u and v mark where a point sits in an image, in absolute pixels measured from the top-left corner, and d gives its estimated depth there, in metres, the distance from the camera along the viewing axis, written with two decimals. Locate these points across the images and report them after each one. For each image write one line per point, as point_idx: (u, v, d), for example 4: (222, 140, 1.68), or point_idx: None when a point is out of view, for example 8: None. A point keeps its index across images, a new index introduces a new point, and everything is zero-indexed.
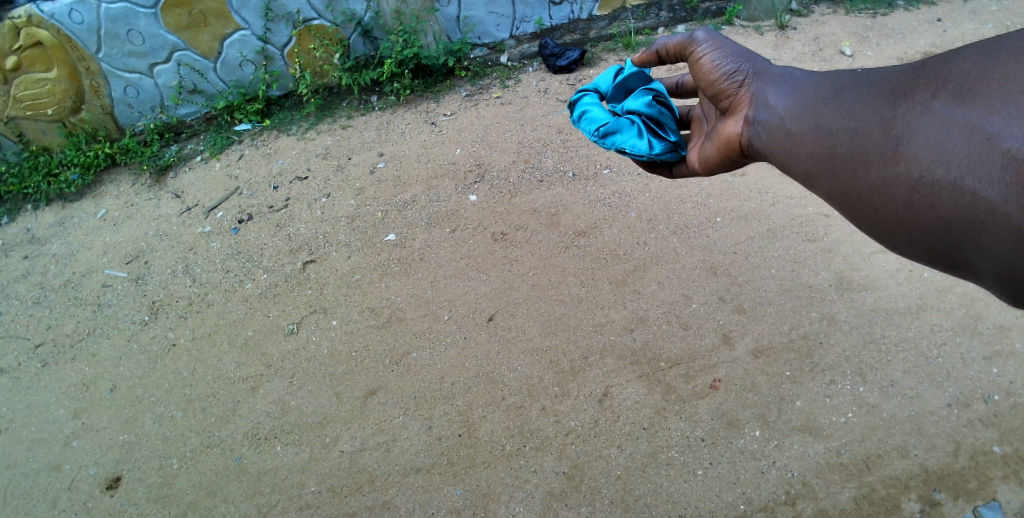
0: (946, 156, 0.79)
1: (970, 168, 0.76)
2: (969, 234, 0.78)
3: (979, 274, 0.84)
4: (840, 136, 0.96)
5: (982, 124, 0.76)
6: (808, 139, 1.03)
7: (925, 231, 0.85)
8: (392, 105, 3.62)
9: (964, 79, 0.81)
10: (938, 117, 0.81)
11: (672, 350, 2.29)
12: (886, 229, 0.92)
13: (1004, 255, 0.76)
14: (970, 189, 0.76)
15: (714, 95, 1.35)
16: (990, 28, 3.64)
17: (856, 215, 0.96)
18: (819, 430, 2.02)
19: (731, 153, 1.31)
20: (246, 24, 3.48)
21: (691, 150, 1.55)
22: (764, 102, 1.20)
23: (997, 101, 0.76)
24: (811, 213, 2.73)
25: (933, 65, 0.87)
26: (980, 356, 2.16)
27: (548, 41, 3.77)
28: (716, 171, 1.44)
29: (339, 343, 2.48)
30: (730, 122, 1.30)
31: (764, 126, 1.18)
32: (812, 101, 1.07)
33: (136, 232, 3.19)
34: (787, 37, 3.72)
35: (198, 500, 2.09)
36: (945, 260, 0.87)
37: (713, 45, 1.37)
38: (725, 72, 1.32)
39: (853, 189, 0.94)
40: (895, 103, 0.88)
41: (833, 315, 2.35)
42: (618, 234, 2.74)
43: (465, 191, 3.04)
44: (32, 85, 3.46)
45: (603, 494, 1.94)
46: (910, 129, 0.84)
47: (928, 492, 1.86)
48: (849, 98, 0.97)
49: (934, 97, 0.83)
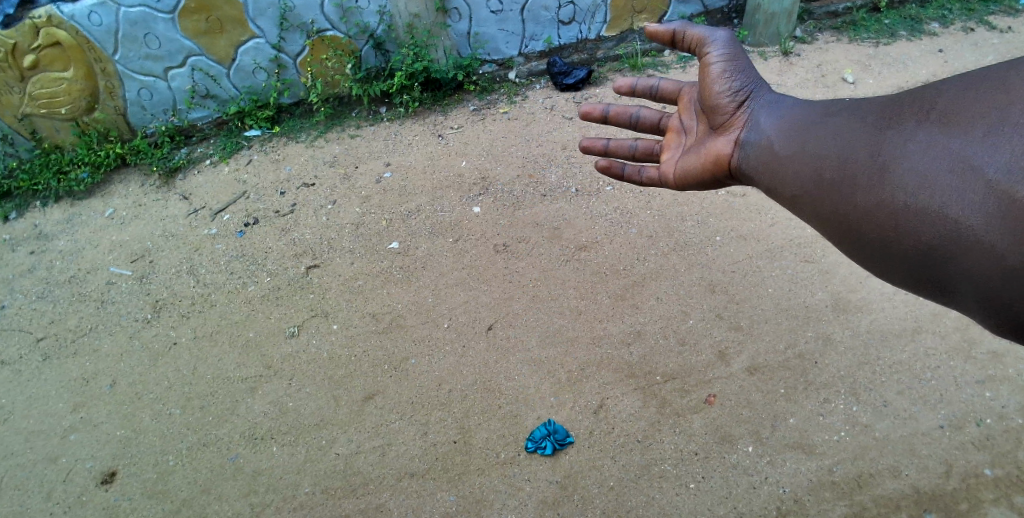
0: (929, 182, 0.85)
1: (953, 195, 0.82)
2: (951, 261, 0.83)
3: (961, 304, 0.88)
4: (827, 159, 1.03)
5: (965, 152, 0.82)
6: (796, 162, 1.12)
7: (907, 256, 0.89)
8: (401, 117, 3.68)
9: (948, 109, 0.88)
10: (921, 144, 0.88)
11: (668, 365, 2.32)
12: (867, 252, 0.96)
13: (987, 284, 0.80)
14: (952, 215, 0.82)
15: (712, 107, 1.41)
16: (991, 61, 3.72)
17: (838, 238, 1.02)
18: (812, 448, 2.04)
19: (717, 171, 1.37)
20: (261, 32, 3.57)
21: (663, 160, 1.56)
22: (756, 125, 1.30)
23: (979, 130, 0.83)
24: (810, 235, 2.76)
25: (919, 96, 0.95)
26: (974, 380, 2.19)
27: (557, 59, 3.85)
28: (688, 186, 1.48)
29: (339, 346, 2.51)
30: (723, 141, 1.37)
31: (754, 147, 1.27)
32: (804, 128, 1.15)
33: (143, 231, 3.23)
34: (791, 63, 3.80)
35: (192, 497, 2.10)
36: (929, 288, 0.90)
37: (727, 54, 1.41)
38: (729, 88, 1.38)
39: (836, 211, 1.00)
40: (882, 131, 0.96)
41: (829, 335, 2.38)
42: (619, 249, 2.78)
43: (470, 202, 3.09)
44: (47, 83, 3.53)
45: (595, 504, 1.95)
46: (895, 155, 0.91)
47: (919, 513, 1.87)
48: (837, 125, 1.05)
49: (919, 125, 0.90)
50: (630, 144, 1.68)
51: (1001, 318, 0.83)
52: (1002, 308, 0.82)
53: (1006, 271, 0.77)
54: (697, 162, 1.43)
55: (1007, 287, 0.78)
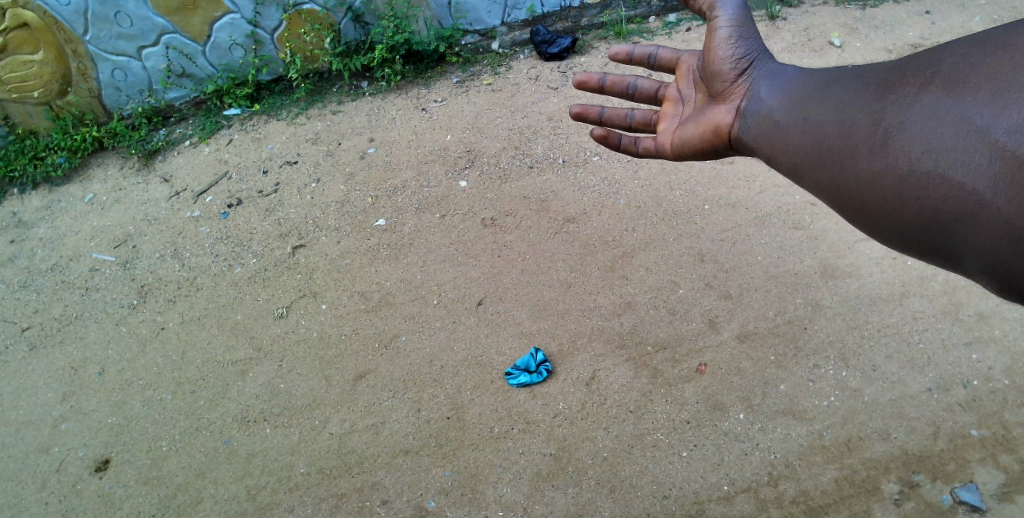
0: (933, 148, 0.83)
1: (958, 160, 0.80)
2: (957, 227, 0.82)
3: (968, 270, 0.87)
4: (830, 129, 1.02)
5: (969, 116, 0.80)
6: (799, 133, 1.10)
7: (913, 223, 0.88)
8: (383, 91, 3.60)
9: (954, 72, 0.86)
10: (925, 108, 0.86)
11: (658, 335, 2.32)
12: (872, 222, 0.96)
13: (993, 250, 0.79)
14: (958, 180, 0.80)
15: (713, 74, 1.36)
16: (978, 21, 3.67)
17: (842, 208, 1.01)
18: (803, 413, 2.06)
19: (717, 142, 1.35)
20: (235, 7, 3.46)
21: (661, 131, 1.52)
22: (755, 95, 1.27)
23: (985, 93, 0.80)
24: (798, 201, 2.75)
25: (922, 61, 0.92)
26: (961, 342, 2.20)
27: (540, 27, 3.74)
28: (687, 157, 1.44)
29: (329, 326, 2.49)
30: (724, 110, 1.33)
31: (754, 118, 1.24)
32: (804, 97, 1.13)
33: (125, 216, 3.16)
34: (777, 28, 3.73)
35: (188, 482, 2.09)
36: (935, 255, 0.89)
37: (735, 20, 1.35)
38: (732, 54, 1.33)
39: (841, 181, 0.99)
40: (885, 97, 0.94)
41: (818, 301, 2.38)
42: (608, 221, 2.75)
43: (456, 177, 3.04)
44: (18, 66, 3.43)
45: (590, 475, 1.96)
46: (899, 122, 0.89)
47: (908, 474, 1.89)
48: (839, 94, 1.03)
49: (923, 89, 0.88)
50: (626, 114, 1.64)
51: (1009, 283, 0.82)
52: (1007, 272, 0.80)
53: (1011, 234, 0.76)
54: (697, 132, 1.40)
55: (1013, 251, 0.77)
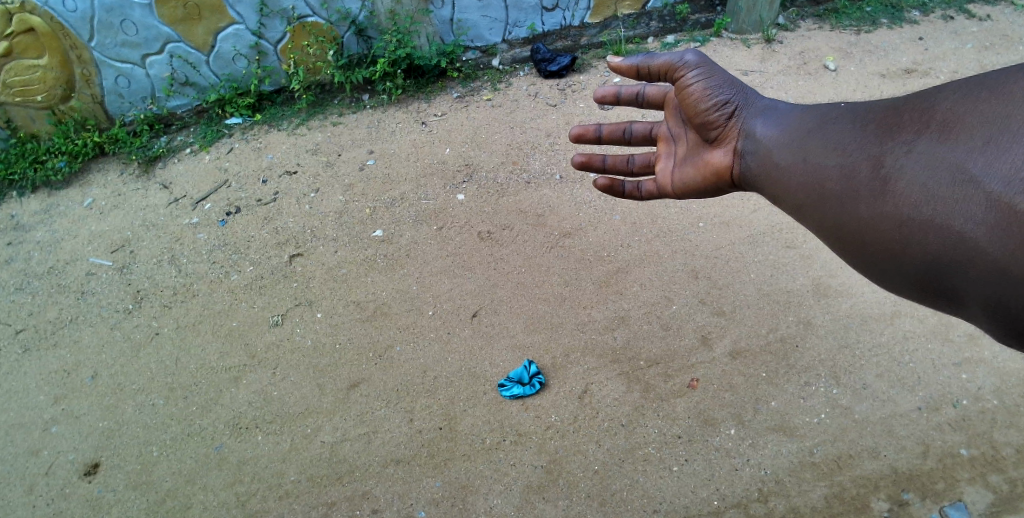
0: (932, 195, 0.84)
1: (956, 208, 0.81)
2: (955, 270, 0.83)
3: (969, 312, 0.87)
4: (828, 171, 1.04)
5: (965, 164, 0.82)
6: (798, 173, 1.12)
7: (912, 265, 0.89)
8: (383, 104, 3.64)
9: (948, 118, 0.88)
10: (922, 155, 0.87)
11: (651, 350, 2.34)
12: (874, 263, 0.97)
13: (990, 292, 0.81)
14: (956, 226, 0.81)
15: (702, 122, 1.42)
16: (970, 48, 3.75)
17: (844, 248, 1.03)
18: (793, 430, 2.07)
19: (718, 182, 1.40)
20: (240, 18, 3.51)
21: (659, 171, 1.59)
22: (750, 133, 1.31)
23: (978, 141, 0.82)
24: (791, 221, 2.79)
25: (917, 104, 0.94)
26: (951, 362, 2.22)
27: (540, 45, 3.83)
28: (690, 196, 1.51)
29: (324, 336, 2.50)
30: (719, 152, 1.39)
31: (753, 156, 1.28)
32: (802, 136, 1.15)
33: (123, 222, 3.18)
34: (773, 51, 3.81)
35: (177, 488, 2.08)
36: (937, 296, 0.90)
37: (702, 72, 1.44)
38: (716, 101, 1.39)
39: (843, 222, 1.00)
40: (884, 141, 0.95)
41: (810, 320, 2.40)
42: (603, 236, 2.78)
43: (454, 190, 3.07)
44: (22, 71, 3.46)
45: (581, 488, 1.96)
46: (898, 166, 0.90)
47: (897, 492, 1.90)
48: (836, 135, 1.05)
49: (918, 135, 0.90)
50: (628, 160, 1.69)
51: (1010, 325, 0.82)
52: (1009, 316, 0.81)
53: (1008, 279, 0.77)
54: (696, 174, 1.46)
55: (1010, 295, 0.78)
